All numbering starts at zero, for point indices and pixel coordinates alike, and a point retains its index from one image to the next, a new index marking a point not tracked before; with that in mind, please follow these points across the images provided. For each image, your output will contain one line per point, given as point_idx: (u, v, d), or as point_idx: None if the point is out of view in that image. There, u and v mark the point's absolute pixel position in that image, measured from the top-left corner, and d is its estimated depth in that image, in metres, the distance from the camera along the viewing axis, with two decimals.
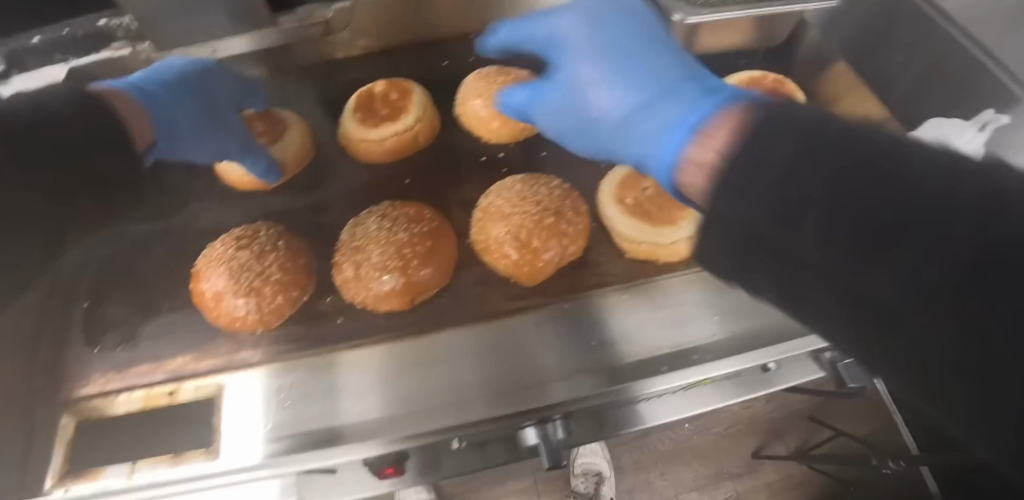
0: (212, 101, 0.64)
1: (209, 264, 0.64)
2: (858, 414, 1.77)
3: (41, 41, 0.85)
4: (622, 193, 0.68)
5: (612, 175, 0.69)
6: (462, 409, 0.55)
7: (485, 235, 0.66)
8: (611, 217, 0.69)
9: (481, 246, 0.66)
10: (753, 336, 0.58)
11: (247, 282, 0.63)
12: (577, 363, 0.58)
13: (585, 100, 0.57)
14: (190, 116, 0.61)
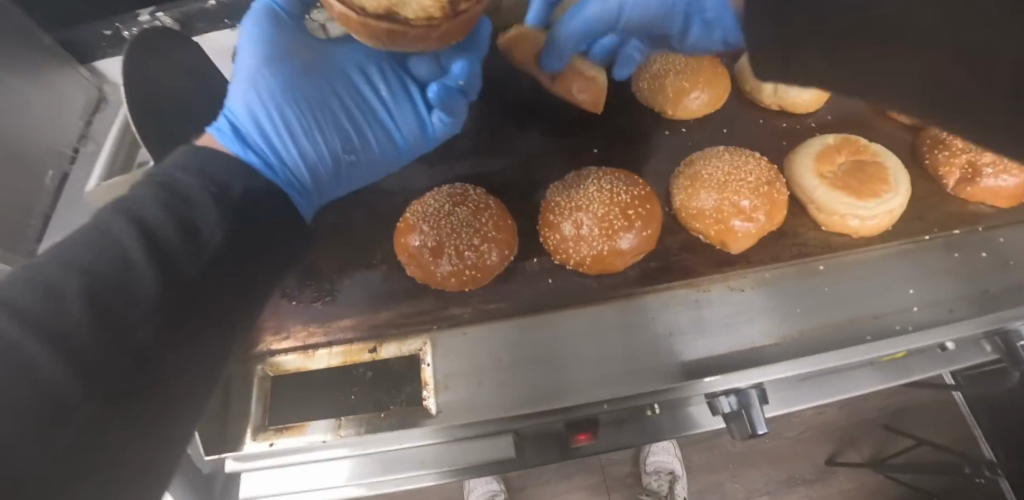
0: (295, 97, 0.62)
1: (426, 223, 0.67)
2: (933, 424, 1.76)
3: (218, 5, 0.88)
4: (820, 167, 0.70)
5: (807, 149, 0.72)
6: (689, 369, 0.60)
7: (690, 202, 0.69)
8: (809, 189, 0.69)
9: (686, 212, 0.68)
10: (939, 310, 0.66)
11: (467, 241, 0.66)
12: (789, 330, 0.63)
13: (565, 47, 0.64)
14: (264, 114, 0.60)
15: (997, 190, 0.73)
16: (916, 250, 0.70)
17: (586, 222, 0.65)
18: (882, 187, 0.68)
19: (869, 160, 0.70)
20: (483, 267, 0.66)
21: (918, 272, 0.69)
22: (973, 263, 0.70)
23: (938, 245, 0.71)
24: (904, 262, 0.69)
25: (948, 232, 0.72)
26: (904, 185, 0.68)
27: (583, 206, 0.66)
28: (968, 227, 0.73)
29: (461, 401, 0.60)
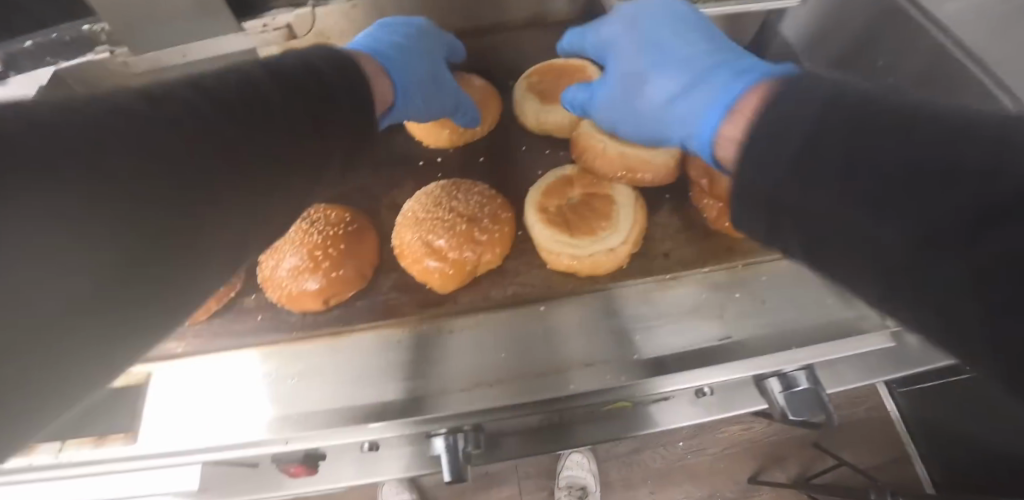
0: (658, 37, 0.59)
1: None
2: (868, 444, 1.65)
3: (34, 45, 0.91)
4: (545, 202, 0.67)
5: (540, 182, 0.69)
6: (368, 413, 0.58)
7: (399, 239, 0.67)
8: (530, 227, 0.66)
9: (396, 250, 0.67)
10: (664, 357, 0.62)
11: None
12: (489, 374, 0.59)
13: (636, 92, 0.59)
14: (696, 100, 0.52)
15: None
16: (660, 290, 0.67)
17: (284, 261, 0.66)
18: (598, 223, 0.64)
19: (599, 192, 0.66)
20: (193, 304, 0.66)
21: (655, 316, 0.65)
22: (721, 304, 0.66)
23: (687, 284, 0.67)
24: (645, 304, 0.65)
25: (695, 271, 0.68)
26: (625, 221, 0.64)
27: (284, 244, 0.67)
28: (723, 264, 0.68)
29: (147, 438, 0.58)
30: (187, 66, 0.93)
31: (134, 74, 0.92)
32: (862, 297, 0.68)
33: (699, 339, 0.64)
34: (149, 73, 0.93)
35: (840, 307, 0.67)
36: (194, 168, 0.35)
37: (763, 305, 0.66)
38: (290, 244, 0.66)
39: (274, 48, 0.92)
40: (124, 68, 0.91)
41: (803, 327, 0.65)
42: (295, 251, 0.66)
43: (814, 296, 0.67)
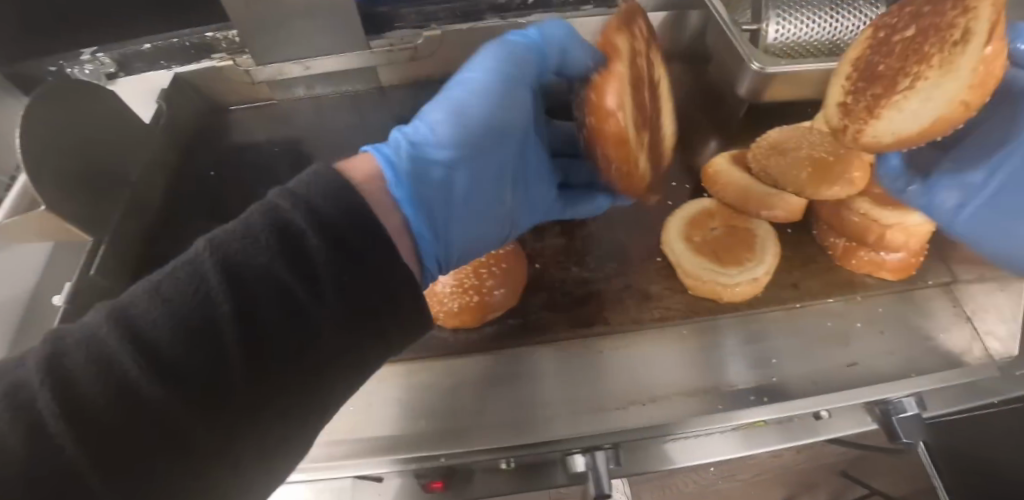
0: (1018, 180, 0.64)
1: None
2: (896, 475, 1.70)
3: (153, 47, 0.93)
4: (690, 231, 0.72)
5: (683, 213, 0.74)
6: (530, 430, 0.63)
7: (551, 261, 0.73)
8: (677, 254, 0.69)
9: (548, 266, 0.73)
10: (803, 381, 0.67)
11: None
12: (642, 396, 0.65)
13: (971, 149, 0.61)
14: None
15: (882, 261, 0.72)
16: (790, 317, 0.71)
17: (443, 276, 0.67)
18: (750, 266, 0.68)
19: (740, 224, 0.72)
20: None
21: (789, 342, 0.70)
22: (845, 333, 0.71)
23: (813, 313, 0.71)
24: (777, 331, 0.70)
25: (822, 300, 0.72)
26: (771, 254, 0.69)
27: None
28: (843, 294, 0.73)
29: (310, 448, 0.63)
30: (302, 78, 0.95)
31: (253, 82, 0.94)
32: (969, 331, 0.73)
33: (829, 363, 0.69)
34: (265, 83, 0.94)
35: (950, 338, 0.72)
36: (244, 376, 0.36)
37: (884, 335, 0.71)
38: None
39: (391, 66, 0.94)
40: (242, 77, 0.93)
41: (922, 355, 0.70)
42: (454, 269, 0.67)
43: (925, 327, 0.73)
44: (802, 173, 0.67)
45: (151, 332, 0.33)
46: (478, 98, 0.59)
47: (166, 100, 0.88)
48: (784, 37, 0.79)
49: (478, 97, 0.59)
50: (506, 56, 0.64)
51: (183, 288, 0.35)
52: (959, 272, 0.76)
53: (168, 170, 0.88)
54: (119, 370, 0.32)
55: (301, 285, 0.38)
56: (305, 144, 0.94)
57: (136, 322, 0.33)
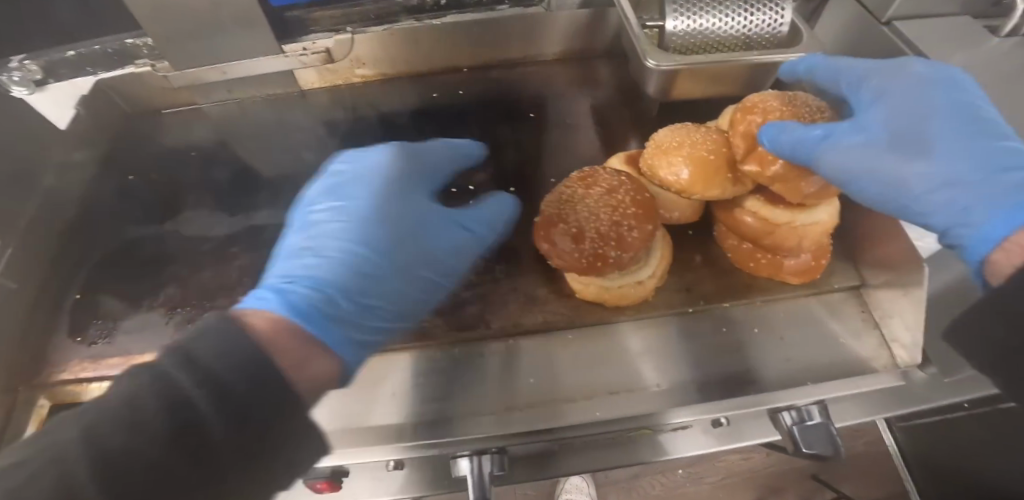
0: (969, 113, 0.59)
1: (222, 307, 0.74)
2: (867, 478, 1.67)
3: (77, 54, 0.93)
4: None
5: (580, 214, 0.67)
6: (400, 435, 0.61)
7: None
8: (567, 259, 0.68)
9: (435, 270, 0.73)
10: (692, 387, 0.65)
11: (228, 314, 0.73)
12: (520, 400, 0.63)
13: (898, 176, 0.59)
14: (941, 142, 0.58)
15: (780, 265, 0.70)
16: (684, 321, 0.69)
17: None
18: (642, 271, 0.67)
19: None
20: None
21: (680, 346, 0.67)
22: (742, 338, 0.68)
23: (708, 317, 0.69)
24: (669, 335, 0.68)
25: (716, 305, 0.70)
26: (657, 255, 0.67)
27: None
28: (741, 300, 0.71)
29: None
30: (223, 83, 0.96)
31: (172, 87, 0.95)
32: (872, 337, 0.71)
33: (721, 369, 0.66)
34: (186, 88, 0.95)
35: (852, 343, 0.70)
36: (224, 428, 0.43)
37: (783, 340, 0.69)
38: None
39: (309, 70, 0.95)
40: (163, 83, 0.94)
41: (821, 362, 0.68)
42: None
43: (827, 332, 0.70)
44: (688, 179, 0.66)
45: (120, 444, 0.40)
46: (336, 217, 0.66)
47: (84, 106, 0.89)
48: (682, 32, 0.78)
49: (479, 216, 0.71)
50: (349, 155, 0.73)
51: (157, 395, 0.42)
52: (867, 274, 0.73)
53: (88, 175, 0.90)
54: (137, 420, 0.41)
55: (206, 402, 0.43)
56: (225, 148, 0.94)
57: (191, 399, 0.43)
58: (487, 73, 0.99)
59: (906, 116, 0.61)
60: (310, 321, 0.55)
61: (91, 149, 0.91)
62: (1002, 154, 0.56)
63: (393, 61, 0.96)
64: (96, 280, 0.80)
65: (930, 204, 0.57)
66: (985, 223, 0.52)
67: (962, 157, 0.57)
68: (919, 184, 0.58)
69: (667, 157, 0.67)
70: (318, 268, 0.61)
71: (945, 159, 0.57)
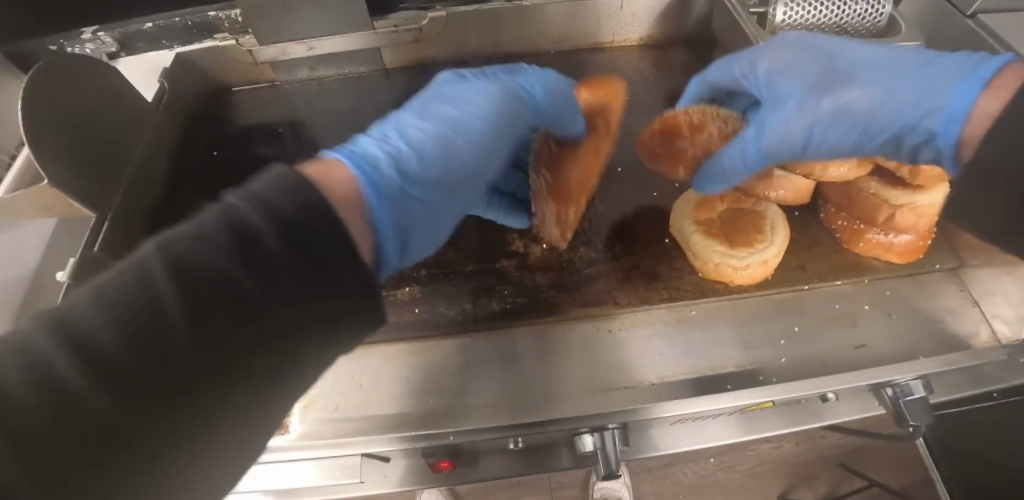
0: (822, 69, 0.67)
1: None
2: (893, 466, 1.72)
3: (155, 27, 0.91)
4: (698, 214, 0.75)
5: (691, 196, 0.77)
6: (540, 408, 0.63)
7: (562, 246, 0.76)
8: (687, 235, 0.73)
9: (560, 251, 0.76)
10: (814, 362, 0.67)
11: None
12: (652, 375, 0.65)
13: (848, 106, 0.65)
14: (882, 73, 0.64)
15: (889, 244, 0.72)
16: (795, 299, 0.71)
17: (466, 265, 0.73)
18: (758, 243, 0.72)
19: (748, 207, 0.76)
20: None
21: (797, 323, 0.70)
22: (854, 315, 0.71)
23: (820, 295, 0.72)
24: (784, 313, 0.71)
25: (829, 283, 0.73)
26: (779, 237, 0.72)
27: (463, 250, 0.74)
28: (851, 278, 0.73)
29: (316, 424, 0.62)
30: (305, 60, 0.94)
31: (255, 62, 0.93)
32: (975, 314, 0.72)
33: (840, 345, 0.68)
34: (268, 64, 0.94)
35: (959, 321, 0.72)
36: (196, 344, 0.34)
37: (893, 318, 0.71)
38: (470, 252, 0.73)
39: (395, 48, 0.94)
40: (245, 58, 0.92)
41: (930, 338, 0.70)
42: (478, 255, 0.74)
43: (932, 309, 0.72)
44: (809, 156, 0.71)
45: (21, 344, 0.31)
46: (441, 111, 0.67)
47: (168, 79, 0.87)
48: (792, 20, 0.80)
49: (460, 108, 0.68)
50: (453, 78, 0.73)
51: (207, 247, 0.36)
52: (967, 256, 0.76)
53: (170, 149, 0.87)
54: (147, 303, 0.34)
55: (251, 273, 0.37)
56: (308, 125, 0.93)
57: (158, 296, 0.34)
58: (571, 57, 0.99)
59: (783, 101, 0.70)
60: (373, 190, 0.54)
61: (173, 123, 0.89)
62: (916, 57, 0.62)
63: (479, 42, 0.96)
64: None
65: (941, 98, 0.59)
66: (948, 100, 0.58)
67: (874, 76, 0.64)
68: (882, 114, 0.63)
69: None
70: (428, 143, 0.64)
71: (871, 84, 0.64)
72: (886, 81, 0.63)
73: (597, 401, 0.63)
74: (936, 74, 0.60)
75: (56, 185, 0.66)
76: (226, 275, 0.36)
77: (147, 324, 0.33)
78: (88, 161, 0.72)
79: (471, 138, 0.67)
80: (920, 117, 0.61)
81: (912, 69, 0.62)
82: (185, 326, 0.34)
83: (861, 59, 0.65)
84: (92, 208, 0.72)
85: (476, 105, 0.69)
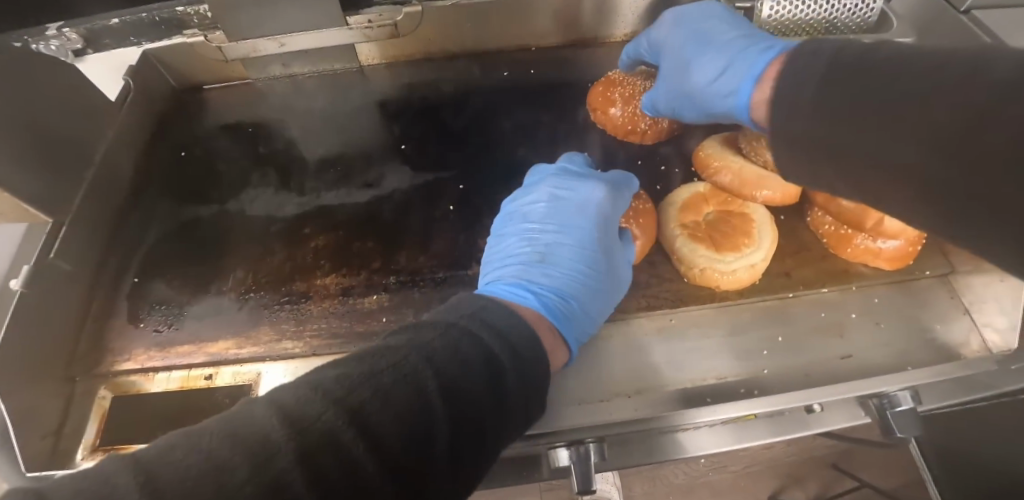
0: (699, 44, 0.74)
1: (302, 288, 0.69)
2: (885, 466, 1.70)
3: (121, 22, 0.87)
4: (685, 217, 0.73)
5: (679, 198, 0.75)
6: None
7: None
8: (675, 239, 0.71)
9: None
10: (798, 373, 0.64)
11: (308, 298, 0.68)
12: (629, 387, 0.63)
13: (687, 84, 0.72)
14: (721, 55, 0.69)
15: (877, 250, 0.70)
16: (779, 307, 0.69)
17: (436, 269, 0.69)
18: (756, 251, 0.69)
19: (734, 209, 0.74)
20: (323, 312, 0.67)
21: (781, 333, 0.67)
22: (841, 324, 0.68)
23: (805, 303, 0.69)
24: (768, 322, 0.68)
25: (815, 290, 0.70)
26: (766, 240, 0.70)
27: (434, 254, 0.70)
28: (838, 285, 0.71)
29: None
30: (278, 56, 0.91)
31: (226, 59, 0.90)
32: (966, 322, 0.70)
33: (826, 355, 0.66)
34: (239, 61, 0.90)
35: (949, 329, 0.69)
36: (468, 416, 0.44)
37: (881, 326, 0.68)
38: (442, 257, 0.70)
39: (371, 45, 0.91)
40: (214, 54, 0.89)
41: (920, 348, 0.67)
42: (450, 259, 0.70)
43: (922, 317, 0.70)
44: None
45: (352, 407, 0.38)
46: (568, 241, 0.69)
47: (132, 77, 0.84)
48: (778, 15, 0.77)
49: (578, 217, 0.69)
50: (560, 179, 0.71)
51: (403, 382, 0.41)
52: (956, 261, 0.74)
53: (136, 150, 0.84)
54: (434, 380, 0.42)
55: (466, 395, 0.44)
56: (282, 125, 0.89)
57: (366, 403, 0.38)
58: (553, 53, 0.95)
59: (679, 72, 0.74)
60: (560, 320, 0.61)
61: (139, 123, 0.85)
62: (746, 42, 0.69)
63: (458, 38, 0.93)
64: (154, 262, 0.75)
65: (726, 84, 0.67)
66: (740, 89, 0.65)
67: (712, 55, 0.70)
68: (732, 96, 0.66)
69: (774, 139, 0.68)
70: (552, 283, 0.66)
71: (705, 59, 0.71)
72: (708, 63, 0.70)
73: (570, 415, 0.60)
74: (747, 63, 0.66)
75: (6, 189, 0.62)
76: (394, 386, 0.40)
77: (360, 419, 0.37)
78: (42, 164, 0.68)
79: (572, 271, 0.66)
80: (716, 106, 0.69)
81: (725, 54, 0.69)
82: (463, 413, 0.43)
83: (699, 51, 0.73)
84: (48, 213, 0.68)
85: (540, 227, 0.69)
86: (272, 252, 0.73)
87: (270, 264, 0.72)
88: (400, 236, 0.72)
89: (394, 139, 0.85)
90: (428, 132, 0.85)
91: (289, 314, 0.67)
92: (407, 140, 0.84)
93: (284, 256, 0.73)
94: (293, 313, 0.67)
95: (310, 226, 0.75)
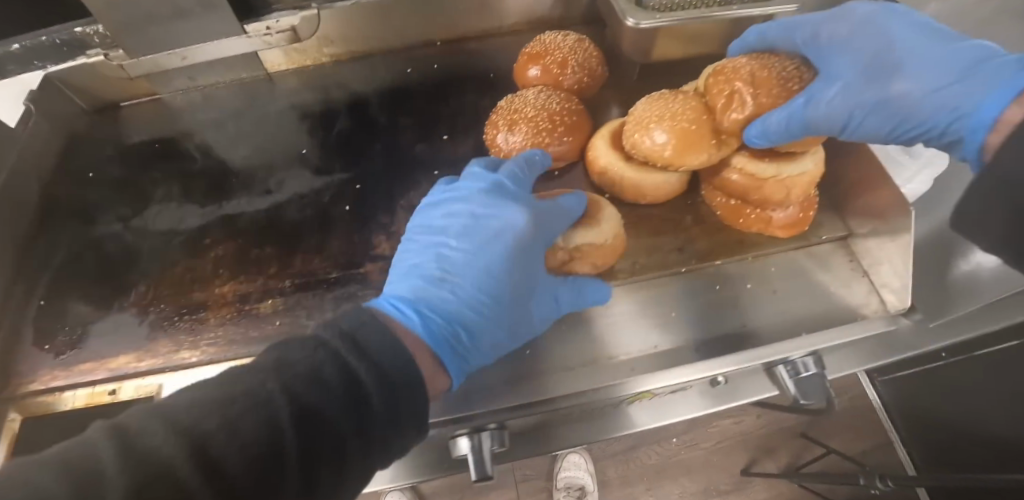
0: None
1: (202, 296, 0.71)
2: (853, 432, 1.72)
3: (22, 48, 0.84)
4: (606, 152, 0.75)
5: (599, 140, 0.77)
6: None
7: None
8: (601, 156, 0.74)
9: None
10: (686, 347, 0.65)
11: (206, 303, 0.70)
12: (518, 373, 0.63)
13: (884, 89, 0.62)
14: (930, 57, 0.60)
15: (769, 219, 0.72)
16: (672, 283, 0.70)
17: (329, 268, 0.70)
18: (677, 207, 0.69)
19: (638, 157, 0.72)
20: (222, 318, 0.69)
21: (671, 308, 0.68)
22: (734, 295, 0.69)
23: (696, 277, 0.70)
24: (660, 297, 0.69)
25: (708, 264, 0.71)
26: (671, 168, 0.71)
27: (324, 254, 0.72)
28: (732, 257, 0.72)
29: None
30: (182, 70, 0.91)
31: (130, 76, 0.90)
32: (863, 286, 0.70)
33: (716, 328, 0.67)
34: (144, 78, 0.91)
35: (846, 294, 0.69)
36: (356, 435, 0.44)
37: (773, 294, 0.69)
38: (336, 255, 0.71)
39: (274, 52, 0.91)
40: (118, 73, 0.89)
41: (815, 316, 0.68)
42: (341, 247, 0.72)
43: (820, 282, 0.70)
44: (666, 148, 0.68)
45: (165, 456, 0.36)
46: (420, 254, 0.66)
47: (34, 102, 0.84)
48: None
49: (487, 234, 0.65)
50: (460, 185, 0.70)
51: (288, 387, 0.42)
52: (854, 225, 0.73)
53: (42, 174, 0.84)
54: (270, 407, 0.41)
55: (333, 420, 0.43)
56: (191, 138, 0.90)
57: (207, 437, 0.38)
58: (461, 45, 0.95)
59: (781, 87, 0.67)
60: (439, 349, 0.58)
61: (46, 146, 0.86)
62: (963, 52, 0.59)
63: (362, 39, 0.93)
64: (61, 282, 0.76)
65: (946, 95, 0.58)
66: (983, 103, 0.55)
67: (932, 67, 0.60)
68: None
69: (648, 130, 0.69)
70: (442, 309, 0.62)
71: (920, 70, 0.60)
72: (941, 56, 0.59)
73: (460, 406, 0.62)
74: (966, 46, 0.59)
75: None
76: (247, 412, 0.40)
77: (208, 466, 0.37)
78: None
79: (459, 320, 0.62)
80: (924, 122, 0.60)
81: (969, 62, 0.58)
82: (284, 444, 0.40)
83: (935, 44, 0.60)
84: None
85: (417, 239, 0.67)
86: (174, 265, 0.74)
87: (173, 277, 0.73)
88: (293, 238, 0.73)
89: (300, 145, 0.86)
90: (333, 134, 0.86)
91: (188, 325, 0.69)
92: (311, 145, 0.85)
93: (185, 267, 0.74)
94: (190, 326, 0.68)
95: (214, 233, 0.77)
